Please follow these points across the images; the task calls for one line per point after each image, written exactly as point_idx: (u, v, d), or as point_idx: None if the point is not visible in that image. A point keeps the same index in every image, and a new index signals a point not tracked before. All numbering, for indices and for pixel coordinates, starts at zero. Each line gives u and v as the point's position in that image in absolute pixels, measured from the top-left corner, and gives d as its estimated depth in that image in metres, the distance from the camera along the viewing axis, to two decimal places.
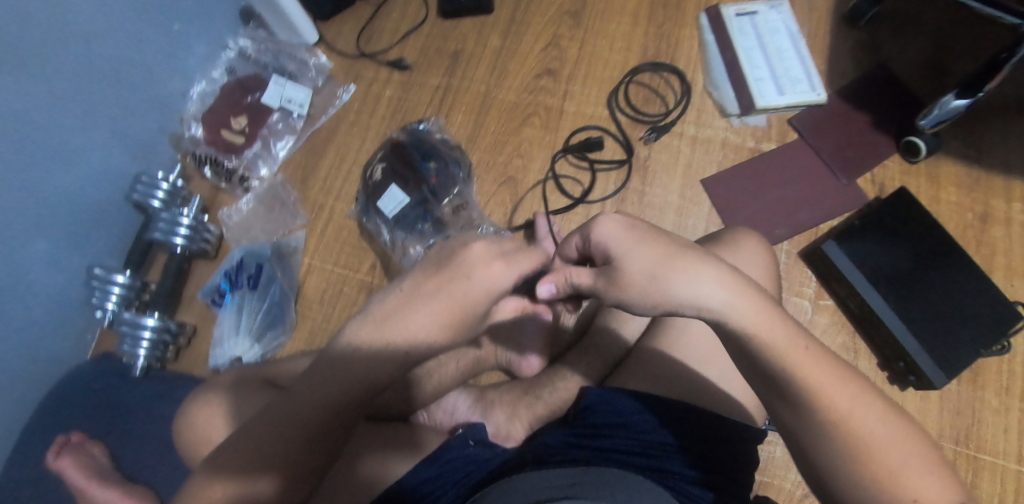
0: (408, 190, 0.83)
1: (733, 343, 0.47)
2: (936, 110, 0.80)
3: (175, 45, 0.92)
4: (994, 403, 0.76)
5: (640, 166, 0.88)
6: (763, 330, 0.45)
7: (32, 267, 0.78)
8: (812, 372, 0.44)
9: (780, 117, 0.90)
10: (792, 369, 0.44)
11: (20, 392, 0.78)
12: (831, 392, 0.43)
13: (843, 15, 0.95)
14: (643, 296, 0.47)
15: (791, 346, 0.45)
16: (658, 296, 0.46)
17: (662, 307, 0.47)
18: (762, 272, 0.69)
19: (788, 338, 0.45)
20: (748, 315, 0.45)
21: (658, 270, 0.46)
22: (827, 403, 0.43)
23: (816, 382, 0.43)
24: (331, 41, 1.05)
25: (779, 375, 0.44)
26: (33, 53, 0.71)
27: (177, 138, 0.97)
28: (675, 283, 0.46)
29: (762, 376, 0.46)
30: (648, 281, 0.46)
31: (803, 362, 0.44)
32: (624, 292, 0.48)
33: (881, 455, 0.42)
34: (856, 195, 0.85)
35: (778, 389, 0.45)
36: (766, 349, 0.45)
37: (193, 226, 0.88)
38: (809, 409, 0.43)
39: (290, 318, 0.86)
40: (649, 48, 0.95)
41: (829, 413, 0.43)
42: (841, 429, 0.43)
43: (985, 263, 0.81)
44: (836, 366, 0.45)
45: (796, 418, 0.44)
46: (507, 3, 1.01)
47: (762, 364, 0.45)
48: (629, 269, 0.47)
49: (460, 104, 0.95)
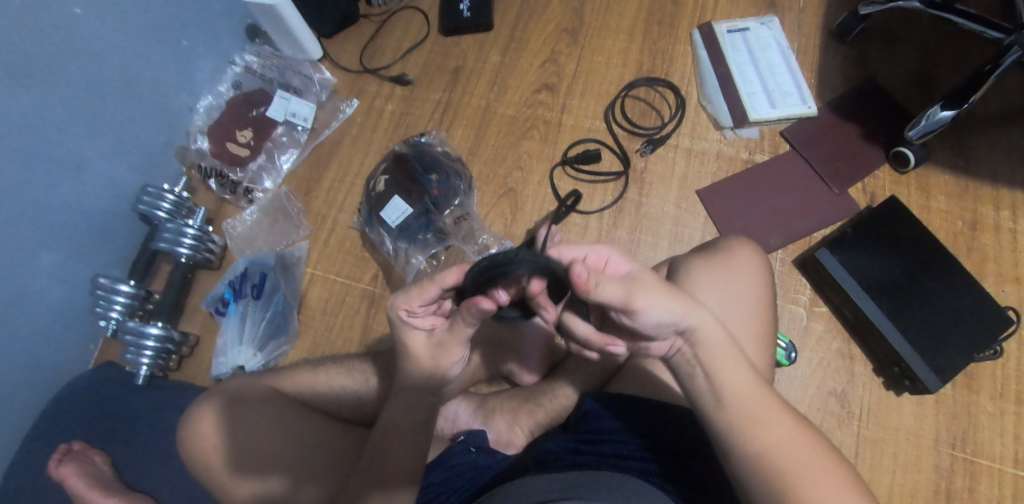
0: (411, 201, 0.84)
1: (704, 362, 0.51)
2: (924, 121, 0.82)
3: (183, 61, 0.95)
4: (989, 407, 0.77)
5: (636, 178, 0.90)
6: (726, 355, 0.51)
7: (39, 275, 0.80)
8: (760, 402, 0.50)
9: (772, 129, 0.92)
10: (739, 394, 0.50)
11: (24, 399, 0.79)
12: (772, 419, 0.49)
13: (832, 31, 0.98)
14: (664, 303, 0.49)
15: (743, 374, 0.51)
16: (672, 306, 0.49)
17: (675, 318, 0.49)
18: (757, 279, 0.72)
19: (743, 367, 0.52)
20: (723, 341, 0.51)
21: (666, 285, 0.50)
22: (767, 429, 0.49)
23: (760, 410, 0.50)
24: (335, 57, 1.07)
25: (733, 398, 0.50)
26: (47, 68, 0.74)
27: (183, 150, 0.99)
28: (684, 295, 0.51)
29: (720, 401, 0.51)
30: (665, 289, 0.49)
31: (751, 390, 0.51)
32: (649, 299, 0.48)
33: (806, 486, 0.46)
34: (848, 204, 0.87)
35: (728, 414, 0.50)
36: (729, 369, 0.51)
37: (197, 236, 0.89)
38: (750, 434, 0.49)
39: (293, 326, 0.87)
40: (645, 64, 0.98)
41: (770, 438, 0.49)
42: (774, 454, 0.48)
43: (977, 269, 0.83)
44: (782, 404, 0.51)
45: (738, 441, 0.49)
46: (506, 21, 1.04)
47: (720, 387, 0.51)
48: (647, 279, 0.50)
49: (461, 118, 0.97)
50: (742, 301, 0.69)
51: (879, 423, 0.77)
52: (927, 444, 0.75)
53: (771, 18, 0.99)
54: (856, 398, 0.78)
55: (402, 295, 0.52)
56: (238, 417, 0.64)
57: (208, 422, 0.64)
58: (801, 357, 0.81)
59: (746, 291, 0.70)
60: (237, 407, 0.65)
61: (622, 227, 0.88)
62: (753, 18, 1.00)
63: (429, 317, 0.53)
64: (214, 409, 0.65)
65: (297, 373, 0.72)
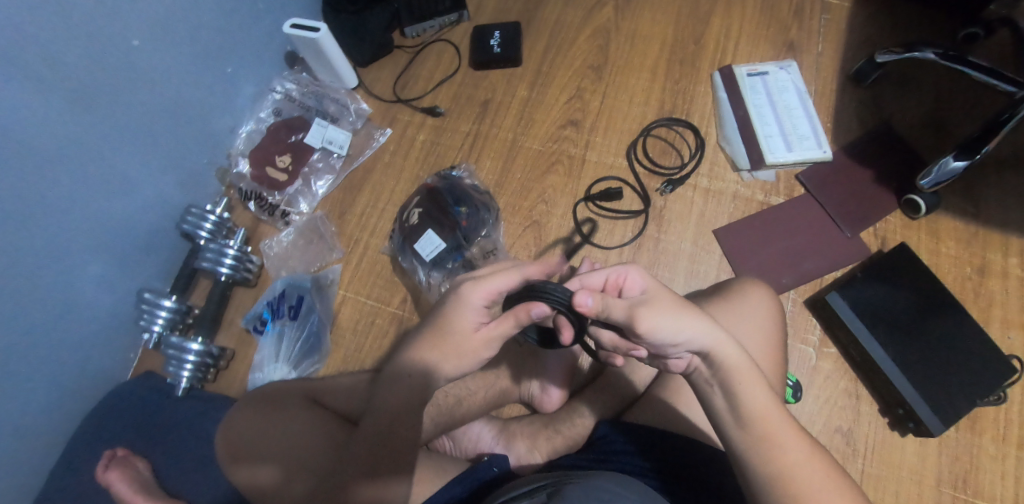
0: (444, 234, 0.88)
1: (726, 382, 0.57)
2: (934, 171, 0.85)
3: (227, 87, 1.00)
4: (992, 450, 0.80)
5: (655, 215, 0.94)
6: (749, 379, 0.57)
7: (86, 287, 0.85)
8: (778, 424, 0.56)
9: (788, 172, 0.96)
10: (753, 410, 0.56)
11: (69, 404, 0.85)
12: (791, 441, 0.55)
13: (850, 75, 1.01)
14: (674, 322, 0.55)
15: (760, 395, 0.57)
16: (680, 326, 0.56)
17: (680, 335, 0.56)
18: (769, 321, 0.76)
19: (759, 387, 0.57)
20: (738, 360, 0.57)
21: (684, 307, 0.57)
22: (784, 450, 0.54)
23: (779, 432, 0.55)
24: (370, 86, 1.12)
25: (752, 418, 0.56)
26: (100, 95, 0.80)
27: (224, 171, 1.04)
28: (698, 317, 0.57)
29: (739, 420, 0.56)
30: (678, 311, 0.56)
31: (769, 413, 0.56)
32: (654, 319, 0.55)
33: (812, 493, 0.53)
34: (859, 247, 0.90)
35: (749, 433, 0.56)
36: (751, 392, 0.56)
37: (237, 256, 0.94)
38: (767, 453, 0.55)
39: (326, 346, 0.93)
40: (666, 103, 1.02)
41: (788, 457, 0.54)
42: (789, 471, 0.54)
43: (983, 314, 0.86)
44: (797, 427, 0.57)
45: (755, 458, 0.55)
46: (534, 56, 1.09)
47: (742, 408, 0.56)
48: (660, 301, 0.56)
49: (489, 151, 1.02)
50: (752, 343, 0.74)
51: (883, 461, 0.80)
52: (929, 483, 0.79)
53: (790, 62, 1.02)
54: (861, 436, 0.82)
55: (470, 287, 0.60)
56: (278, 420, 0.72)
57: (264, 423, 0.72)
58: (809, 395, 0.84)
59: (756, 332, 0.75)
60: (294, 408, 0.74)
61: (641, 263, 0.92)
62: (773, 61, 1.03)
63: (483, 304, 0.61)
64: (269, 412, 0.73)
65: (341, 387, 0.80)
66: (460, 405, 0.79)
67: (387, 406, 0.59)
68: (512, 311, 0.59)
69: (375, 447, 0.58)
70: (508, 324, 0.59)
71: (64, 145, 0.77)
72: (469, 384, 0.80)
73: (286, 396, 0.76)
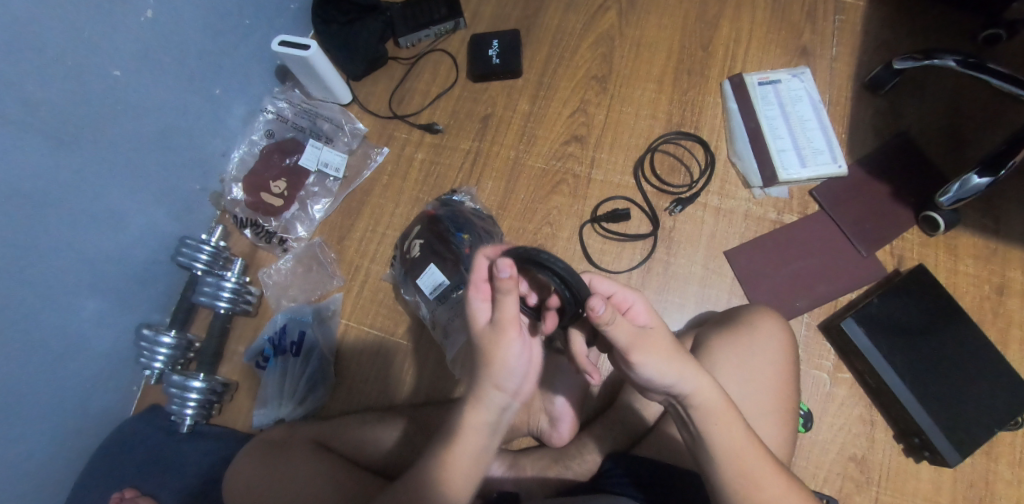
0: (447, 270, 0.84)
1: (702, 422, 0.54)
2: (955, 188, 0.82)
3: (217, 109, 0.96)
4: (1007, 475, 0.79)
5: (664, 237, 0.92)
6: (727, 417, 0.54)
7: (85, 327, 0.82)
8: (755, 463, 0.53)
9: (802, 188, 0.93)
10: (733, 448, 0.53)
11: (75, 446, 0.83)
12: (767, 479, 0.52)
13: (865, 82, 0.97)
14: (661, 362, 0.53)
15: (739, 434, 0.54)
16: (669, 365, 0.53)
17: (665, 377, 0.53)
18: (780, 353, 0.73)
19: (739, 427, 0.54)
20: (716, 399, 0.54)
21: (675, 348, 0.54)
22: (761, 488, 0.52)
23: (756, 470, 0.53)
24: (364, 101, 1.08)
25: (727, 457, 0.53)
26: (85, 129, 0.76)
27: (217, 196, 1.00)
28: (684, 360, 0.54)
29: (715, 458, 0.54)
30: (668, 350, 0.53)
31: (747, 453, 0.53)
32: (648, 356, 0.53)
33: None
34: (875, 268, 0.87)
35: (725, 471, 0.53)
36: (727, 432, 0.53)
37: (235, 289, 0.91)
38: (743, 491, 0.52)
39: (330, 379, 0.91)
40: (674, 116, 0.98)
41: (765, 493, 0.52)
42: None
43: (1001, 336, 0.83)
44: (777, 463, 0.55)
45: (731, 495, 0.53)
46: (535, 67, 1.04)
47: (716, 446, 0.54)
48: (655, 338, 0.53)
49: (490, 170, 0.99)
50: (757, 381, 0.70)
51: (898, 489, 0.79)
52: None
53: (803, 69, 0.97)
54: (876, 463, 0.81)
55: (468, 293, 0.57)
56: (276, 460, 0.72)
57: (253, 462, 0.72)
58: (823, 423, 0.83)
59: (764, 369, 0.71)
60: (282, 450, 0.74)
61: (650, 287, 0.90)
62: (786, 68, 0.98)
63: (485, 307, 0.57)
64: (256, 450, 0.74)
65: (345, 427, 0.80)
66: None
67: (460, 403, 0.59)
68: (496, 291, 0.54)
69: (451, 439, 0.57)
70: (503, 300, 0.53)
71: (54, 184, 0.73)
72: None
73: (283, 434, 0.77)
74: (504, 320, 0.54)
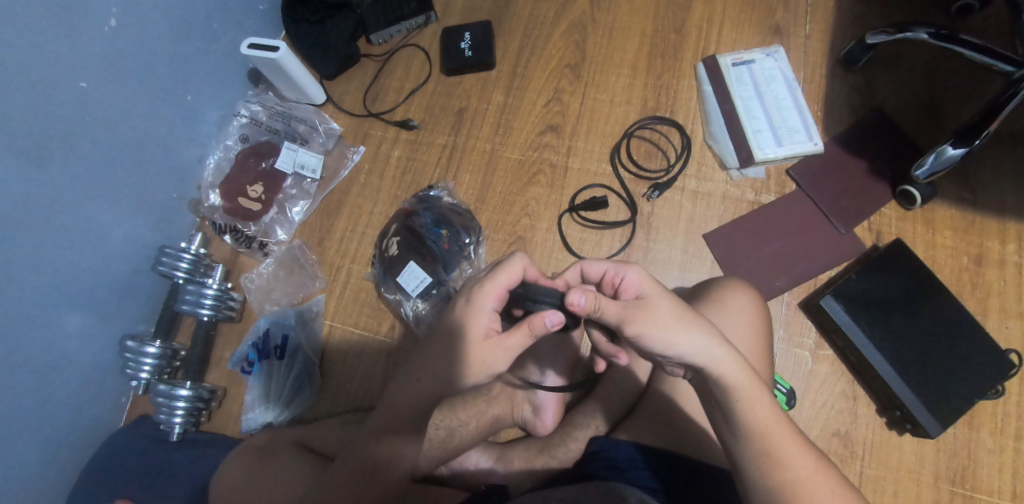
0: (427, 266, 0.86)
1: (725, 399, 0.54)
2: (931, 159, 0.81)
3: (189, 115, 0.95)
4: (989, 444, 0.79)
5: (643, 223, 0.92)
6: (752, 390, 0.54)
7: (68, 341, 0.82)
8: (782, 438, 0.52)
9: (778, 168, 0.92)
10: (758, 423, 0.52)
11: (65, 459, 0.83)
12: (794, 454, 0.51)
13: (839, 59, 0.96)
14: (665, 334, 0.55)
15: (764, 409, 0.53)
16: (681, 332, 0.55)
17: (671, 348, 0.55)
18: (753, 326, 0.73)
19: (764, 402, 0.54)
20: (739, 375, 0.54)
21: (683, 313, 0.56)
22: (788, 463, 0.51)
23: (782, 445, 0.52)
24: (338, 101, 1.08)
25: (752, 431, 0.52)
26: (55, 141, 0.75)
27: (195, 204, 1.00)
28: (694, 331, 0.55)
29: (739, 432, 0.53)
30: (674, 317, 0.56)
31: (773, 428, 0.53)
32: (645, 325, 0.55)
33: None
34: (853, 244, 0.88)
35: (748, 443, 0.53)
36: (752, 407, 0.53)
37: (217, 295, 0.91)
38: (769, 467, 0.51)
39: (316, 380, 0.92)
40: (649, 100, 0.97)
41: (791, 472, 0.51)
42: (792, 485, 0.50)
43: (980, 306, 0.84)
44: (805, 441, 0.53)
45: (756, 470, 0.52)
46: (509, 57, 1.03)
47: (740, 419, 0.53)
48: (658, 306, 0.57)
49: (467, 164, 0.98)
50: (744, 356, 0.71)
51: (881, 461, 0.80)
52: (927, 481, 0.78)
53: (777, 47, 0.97)
54: (859, 437, 0.81)
55: (479, 292, 0.63)
56: (264, 466, 0.72)
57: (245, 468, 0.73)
58: (806, 400, 0.83)
59: (739, 343, 0.71)
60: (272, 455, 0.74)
61: None
62: (759, 48, 0.98)
63: (494, 323, 0.63)
64: (244, 457, 0.74)
65: (331, 430, 0.80)
66: (453, 437, 0.79)
67: (423, 378, 0.63)
68: (526, 320, 0.61)
69: (412, 414, 0.63)
70: (524, 331, 0.61)
71: (27, 197, 0.73)
72: (460, 414, 0.80)
73: (270, 439, 0.78)
74: (513, 345, 0.61)
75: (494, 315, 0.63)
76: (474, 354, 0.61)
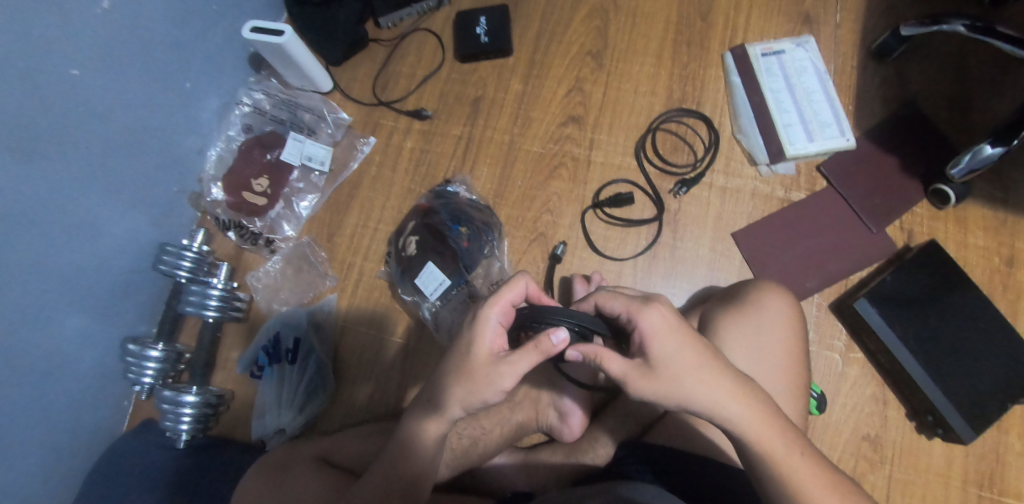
0: (446, 267, 0.82)
1: (742, 442, 0.52)
2: (967, 159, 0.78)
3: (187, 103, 0.89)
4: (1018, 447, 0.78)
5: (670, 220, 0.88)
6: (766, 438, 0.51)
7: (65, 345, 0.77)
8: (809, 480, 0.51)
9: (808, 164, 0.89)
10: (783, 467, 0.51)
11: (69, 468, 0.79)
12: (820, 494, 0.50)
13: (870, 50, 0.93)
14: (668, 398, 0.52)
15: (789, 452, 0.51)
16: (685, 390, 0.52)
17: (680, 404, 0.52)
18: (787, 330, 0.71)
19: (788, 447, 0.52)
20: (757, 425, 0.52)
21: (693, 367, 0.52)
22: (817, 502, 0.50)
23: (809, 486, 0.51)
24: (346, 88, 1.02)
25: (777, 474, 0.51)
26: (46, 135, 0.69)
27: (197, 198, 0.94)
28: (706, 387, 0.52)
29: (763, 476, 0.52)
30: (683, 373, 0.52)
31: (799, 471, 0.51)
32: (645, 386, 0.53)
33: None
34: (885, 244, 0.85)
35: (774, 484, 0.51)
36: (773, 453, 0.51)
37: (223, 296, 0.86)
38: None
39: (330, 384, 0.88)
40: (675, 91, 0.93)
41: None
42: None
43: (1011, 308, 0.82)
44: (834, 478, 0.52)
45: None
46: (526, 43, 0.98)
47: (764, 463, 0.52)
48: (667, 362, 0.53)
49: (485, 156, 0.94)
50: (774, 372, 0.68)
51: (911, 465, 0.79)
52: (956, 484, 0.78)
53: (807, 37, 0.93)
54: (889, 441, 0.80)
55: (484, 305, 0.58)
56: (285, 481, 0.69)
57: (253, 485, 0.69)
58: (836, 403, 0.82)
59: (774, 347, 0.69)
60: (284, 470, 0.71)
61: (656, 274, 0.87)
62: (789, 37, 0.94)
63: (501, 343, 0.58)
64: (255, 473, 0.71)
65: (349, 441, 0.77)
66: (476, 446, 0.78)
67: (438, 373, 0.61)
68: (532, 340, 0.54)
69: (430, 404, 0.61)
70: (531, 351, 0.54)
71: (22, 195, 0.67)
72: (483, 423, 0.79)
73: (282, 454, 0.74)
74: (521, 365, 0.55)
75: (499, 329, 0.58)
76: (478, 370, 0.56)
